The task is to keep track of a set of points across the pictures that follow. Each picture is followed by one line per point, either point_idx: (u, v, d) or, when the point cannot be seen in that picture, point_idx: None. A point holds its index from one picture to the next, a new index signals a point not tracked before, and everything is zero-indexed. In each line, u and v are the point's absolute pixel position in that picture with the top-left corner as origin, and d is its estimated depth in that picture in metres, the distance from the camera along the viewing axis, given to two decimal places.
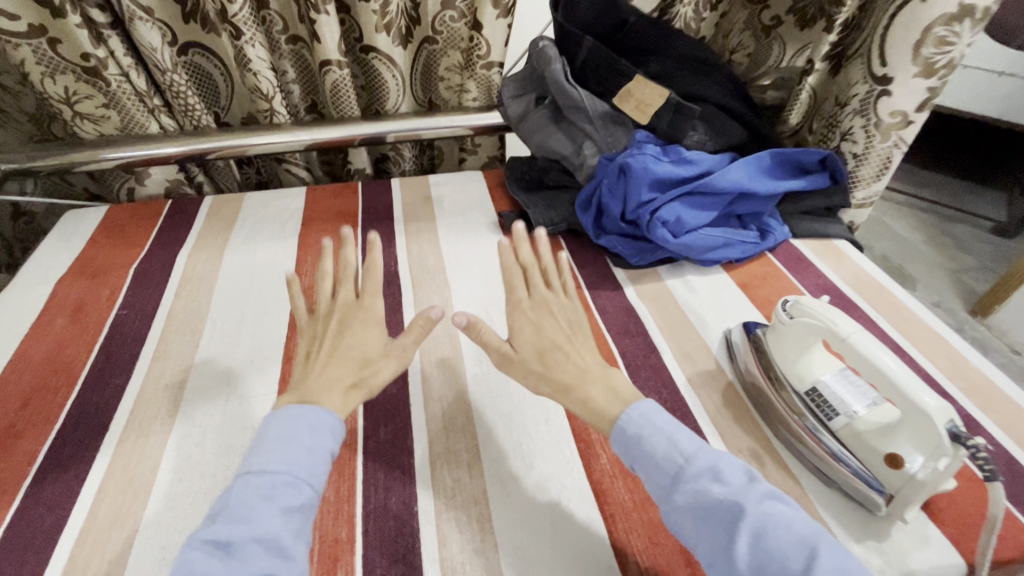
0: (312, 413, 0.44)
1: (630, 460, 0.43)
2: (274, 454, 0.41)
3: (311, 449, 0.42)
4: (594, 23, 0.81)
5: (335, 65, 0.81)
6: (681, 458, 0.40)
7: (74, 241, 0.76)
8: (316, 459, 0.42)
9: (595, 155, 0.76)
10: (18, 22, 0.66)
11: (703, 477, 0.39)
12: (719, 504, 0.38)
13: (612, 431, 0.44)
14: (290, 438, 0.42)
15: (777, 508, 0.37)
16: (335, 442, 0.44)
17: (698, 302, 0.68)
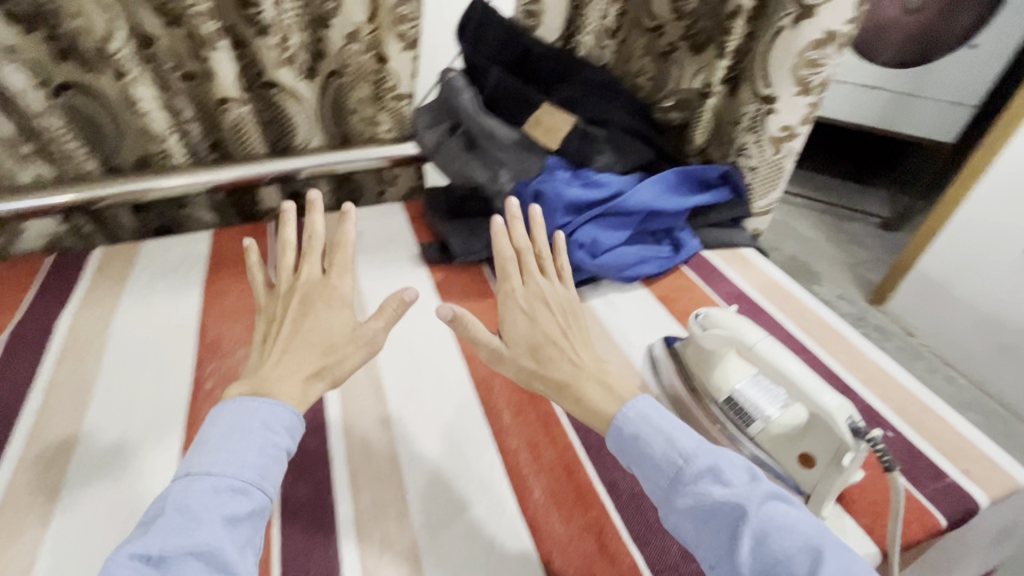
0: (262, 410, 0.45)
1: (628, 460, 0.46)
2: (226, 456, 0.41)
3: (261, 451, 0.43)
4: (499, 53, 0.83)
5: (236, 102, 0.78)
6: (681, 460, 0.43)
7: None
8: (260, 458, 0.42)
9: (510, 181, 0.76)
10: None
11: (705, 477, 0.42)
12: (721, 507, 0.40)
13: (610, 432, 0.47)
14: (240, 438, 0.43)
15: (780, 509, 0.40)
16: (286, 439, 0.45)
17: (620, 320, 0.69)
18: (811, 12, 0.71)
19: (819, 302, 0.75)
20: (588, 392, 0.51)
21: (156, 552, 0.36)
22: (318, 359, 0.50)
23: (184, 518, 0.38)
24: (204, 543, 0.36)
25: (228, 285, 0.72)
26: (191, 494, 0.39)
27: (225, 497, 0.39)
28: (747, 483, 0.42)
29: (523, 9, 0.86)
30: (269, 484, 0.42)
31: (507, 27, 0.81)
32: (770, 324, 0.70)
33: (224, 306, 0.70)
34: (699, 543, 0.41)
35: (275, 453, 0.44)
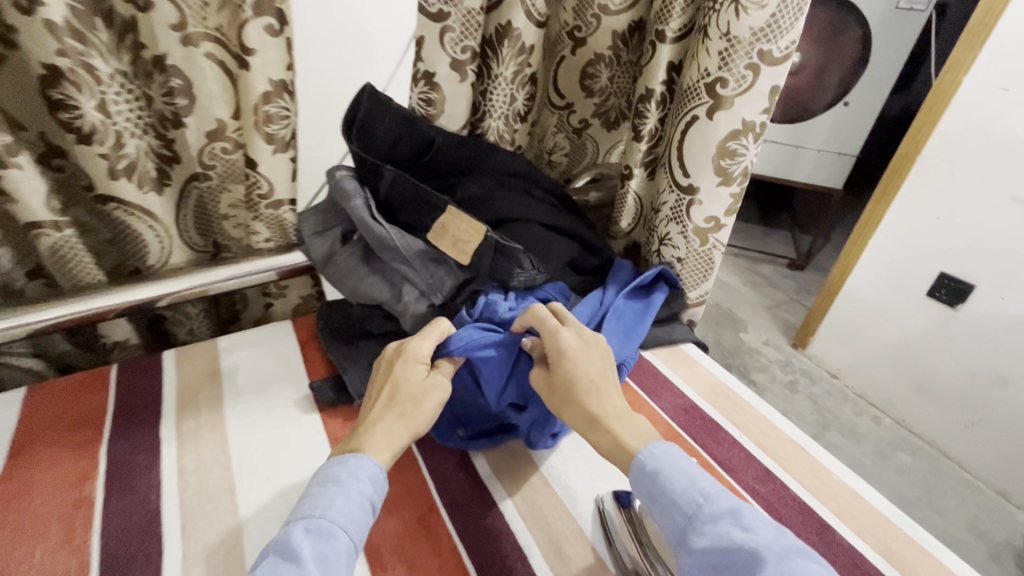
0: (362, 464, 0.45)
1: (650, 497, 0.44)
2: (326, 499, 0.42)
3: (351, 495, 0.42)
4: (394, 147, 0.72)
5: (50, 226, 0.61)
6: (701, 498, 0.41)
7: None
8: (358, 508, 0.42)
9: (416, 300, 0.64)
10: None
11: (723, 520, 0.40)
12: (739, 551, 0.37)
13: (634, 466, 0.46)
14: (335, 481, 0.43)
15: (808, 566, 0.36)
16: (376, 489, 0.44)
17: (562, 465, 0.58)
18: (726, 104, 0.67)
19: (769, 407, 0.69)
20: (623, 433, 0.49)
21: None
22: (413, 429, 0.49)
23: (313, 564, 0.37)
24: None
25: (36, 475, 0.53)
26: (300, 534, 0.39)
27: (338, 548, 0.39)
28: (767, 534, 0.38)
29: (420, 96, 0.76)
30: (358, 529, 0.41)
31: (404, 117, 0.71)
32: (729, 445, 0.62)
33: (23, 509, 0.50)
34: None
35: (363, 503, 0.43)
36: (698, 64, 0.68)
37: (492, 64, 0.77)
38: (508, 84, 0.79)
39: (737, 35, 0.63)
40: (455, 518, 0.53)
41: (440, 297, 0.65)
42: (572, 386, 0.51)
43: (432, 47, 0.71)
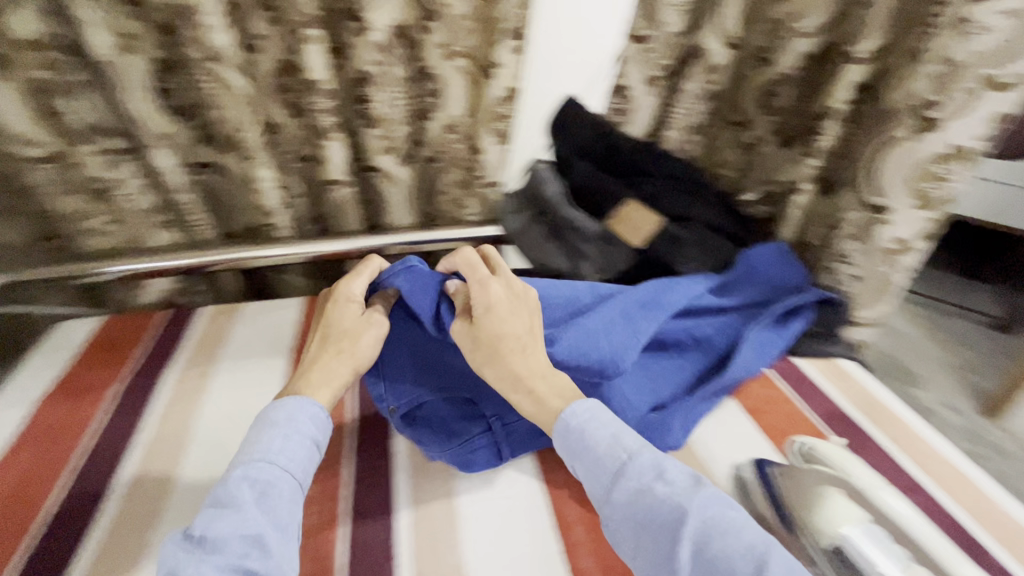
0: (300, 411, 0.55)
1: (574, 455, 0.51)
2: (267, 440, 0.52)
3: (288, 435, 0.52)
4: (589, 146, 0.85)
5: (339, 184, 0.85)
6: (622, 456, 0.49)
7: (66, 353, 0.75)
8: (297, 451, 0.52)
9: (593, 273, 0.77)
10: (37, 147, 0.70)
11: (648, 475, 0.47)
12: (664, 504, 0.45)
13: (558, 424, 0.53)
14: (273, 425, 0.53)
15: (729, 517, 0.44)
16: (317, 429, 0.55)
17: (703, 432, 0.65)
18: (935, 126, 0.68)
19: (934, 431, 0.67)
20: (544, 392, 0.56)
21: (194, 535, 0.44)
22: (352, 363, 0.60)
23: (236, 509, 0.45)
24: (255, 529, 0.45)
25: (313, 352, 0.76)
26: (236, 475, 0.48)
27: (277, 487, 0.49)
28: (680, 488, 0.46)
29: (614, 105, 0.90)
30: (296, 469, 0.51)
31: (595, 122, 0.84)
32: (880, 454, 0.63)
33: None
34: (635, 548, 0.45)
35: (305, 440, 0.53)
36: (906, 87, 0.69)
37: (681, 79, 0.87)
38: (691, 98, 0.88)
39: (955, 60, 0.64)
40: None
41: (609, 271, 0.77)
42: (495, 342, 0.56)
43: None
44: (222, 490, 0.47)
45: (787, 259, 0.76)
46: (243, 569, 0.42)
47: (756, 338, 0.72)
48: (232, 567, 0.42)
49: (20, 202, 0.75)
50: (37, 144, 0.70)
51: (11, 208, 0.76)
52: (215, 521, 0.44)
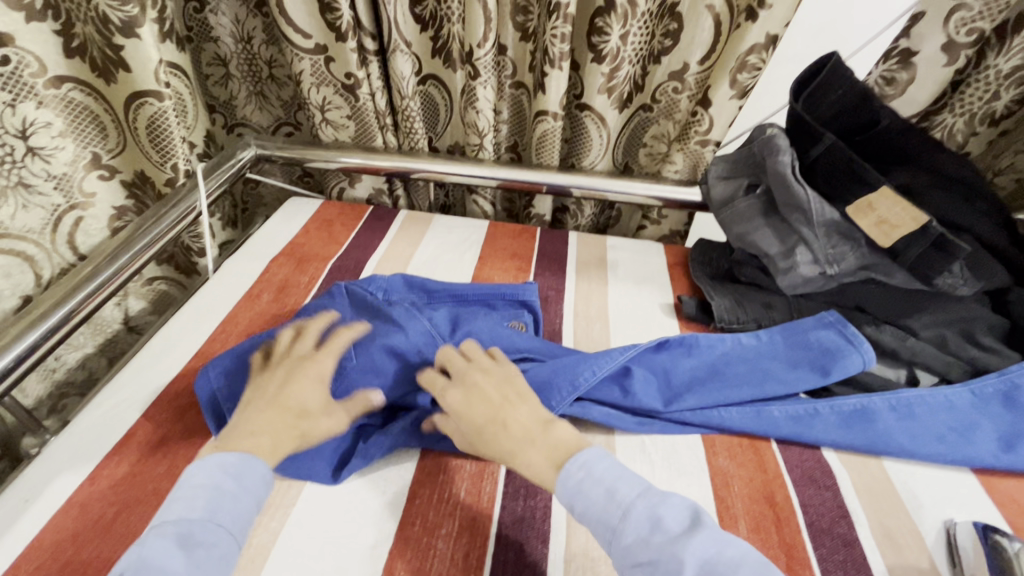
0: (235, 466, 0.43)
1: (578, 513, 0.42)
2: (189, 502, 0.40)
3: (234, 494, 0.42)
4: (834, 118, 0.73)
5: (550, 116, 0.81)
6: (622, 507, 0.41)
7: (293, 224, 0.86)
8: (242, 505, 0.42)
9: (808, 262, 0.67)
10: (309, 39, 0.76)
11: (648, 525, 0.39)
12: (662, 558, 0.37)
13: (556, 482, 0.44)
14: (205, 483, 0.42)
15: (715, 551, 0.37)
16: (263, 487, 0.44)
17: (909, 473, 0.56)
18: None
19: None
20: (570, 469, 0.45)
21: None
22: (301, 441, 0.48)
23: (166, 565, 0.36)
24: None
25: (494, 276, 0.78)
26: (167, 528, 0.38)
27: (212, 547, 0.38)
28: (678, 534, 0.38)
29: (883, 73, 0.74)
30: (233, 523, 0.41)
31: (860, 90, 0.70)
32: None
33: None
34: None
35: (249, 498, 0.43)
36: None
37: (989, 53, 0.70)
38: (998, 80, 0.71)
39: None
40: (791, 460, 0.57)
41: (835, 269, 0.66)
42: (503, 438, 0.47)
43: (930, 25, 0.68)
44: (145, 553, 0.36)
45: (853, 344, 0.61)
46: None
47: (905, 435, 0.57)
48: None
49: (264, 86, 0.95)
50: (309, 35, 0.76)
51: (255, 92, 0.95)
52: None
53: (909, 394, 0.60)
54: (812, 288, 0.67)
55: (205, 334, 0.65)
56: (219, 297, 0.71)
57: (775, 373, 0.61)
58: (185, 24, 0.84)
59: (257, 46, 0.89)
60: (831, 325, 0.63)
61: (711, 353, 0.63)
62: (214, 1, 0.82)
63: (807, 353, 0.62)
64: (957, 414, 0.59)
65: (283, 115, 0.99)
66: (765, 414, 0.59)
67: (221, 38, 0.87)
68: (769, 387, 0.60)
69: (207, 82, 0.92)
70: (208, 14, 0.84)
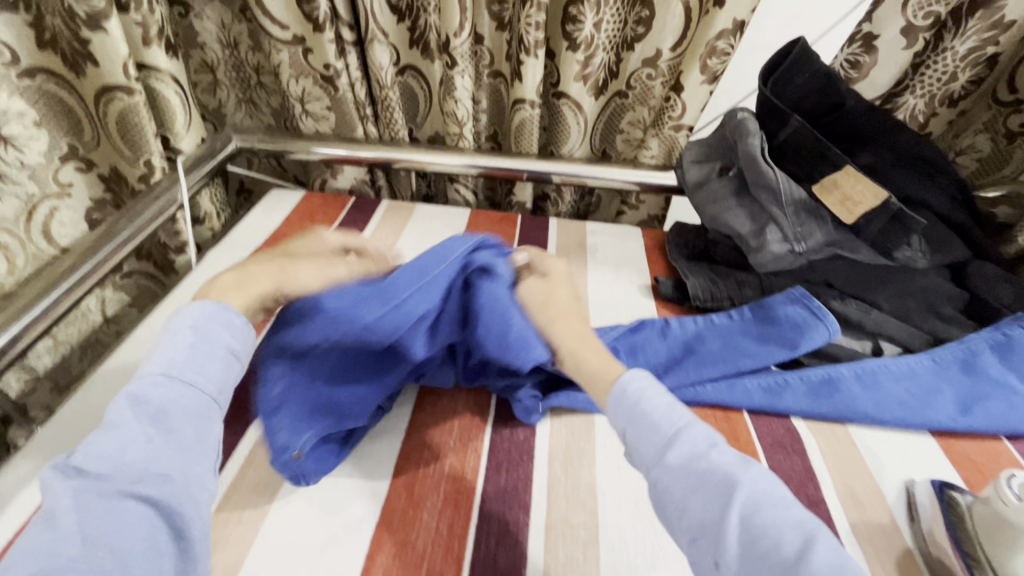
0: (219, 329, 0.46)
1: (627, 422, 0.45)
2: (158, 356, 0.43)
3: (195, 347, 0.43)
4: (802, 102, 0.75)
5: (528, 104, 0.82)
6: (679, 423, 0.44)
7: (275, 216, 0.86)
8: (205, 360, 0.43)
9: (778, 241, 0.69)
10: (286, 31, 0.77)
11: (700, 444, 0.42)
12: (714, 474, 0.40)
13: (613, 391, 0.47)
14: (171, 339, 0.43)
15: (768, 484, 0.40)
16: (231, 336, 0.46)
17: (873, 439, 0.59)
18: None
19: None
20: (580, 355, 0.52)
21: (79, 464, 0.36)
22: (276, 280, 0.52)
23: (121, 421, 0.38)
24: (149, 460, 0.37)
25: None
26: (137, 386, 0.40)
27: (179, 416, 0.40)
28: (730, 460, 0.41)
29: (847, 57, 0.76)
30: (207, 387, 0.43)
31: (825, 72, 0.72)
32: None
33: None
34: (683, 510, 0.40)
35: (219, 353, 0.45)
36: None
37: (946, 36, 0.73)
38: (955, 61, 0.74)
39: None
40: (762, 429, 0.60)
41: (803, 246, 0.68)
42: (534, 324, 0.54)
43: (890, 10, 0.70)
44: (111, 412, 0.39)
45: (818, 316, 0.63)
46: (140, 495, 0.35)
47: (869, 401, 0.60)
48: (127, 494, 0.35)
49: (254, 94, 0.95)
50: (286, 27, 0.76)
51: (244, 100, 0.95)
52: (116, 446, 0.37)
53: (875, 362, 0.63)
54: (782, 265, 0.70)
55: None
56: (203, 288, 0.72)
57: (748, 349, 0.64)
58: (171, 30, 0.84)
59: (244, 52, 0.87)
60: (798, 299, 0.66)
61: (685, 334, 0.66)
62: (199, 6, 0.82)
63: (777, 329, 0.64)
64: (917, 379, 0.62)
65: (273, 122, 0.98)
66: (738, 386, 0.62)
67: (207, 44, 0.87)
68: (741, 362, 0.63)
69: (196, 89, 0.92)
70: (193, 19, 0.83)
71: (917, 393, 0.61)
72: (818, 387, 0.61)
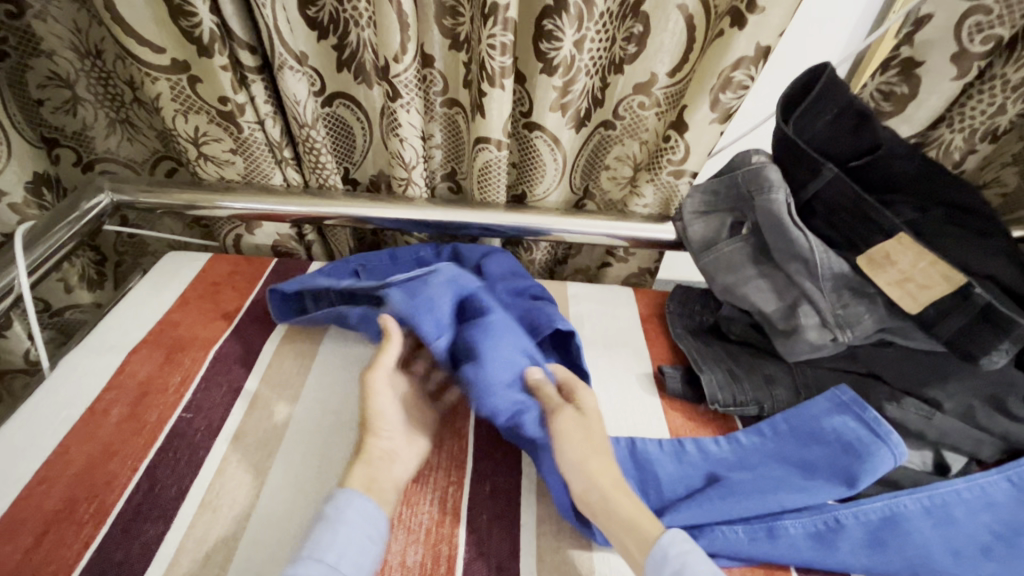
0: (365, 510, 0.41)
1: None
2: (325, 537, 0.40)
3: (350, 535, 0.40)
4: (825, 143, 0.62)
5: (494, 144, 0.65)
6: None
7: (166, 293, 0.66)
8: (352, 544, 0.40)
9: (816, 326, 0.55)
10: (162, 55, 0.57)
11: None
12: None
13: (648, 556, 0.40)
14: (335, 524, 0.40)
15: None
16: (375, 523, 0.41)
17: None
18: None
19: None
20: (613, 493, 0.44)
21: None
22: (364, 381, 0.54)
23: None
24: None
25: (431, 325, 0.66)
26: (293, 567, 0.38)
27: None
28: None
29: (880, 85, 0.64)
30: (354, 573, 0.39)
31: (857, 107, 0.58)
32: None
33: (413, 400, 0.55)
34: None
35: (369, 538, 0.41)
36: None
37: (997, 63, 0.61)
38: (1004, 92, 0.61)
39: None
40: None
41: (848, 334, 0.54)
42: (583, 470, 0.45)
43: (939, 28, 0.57)
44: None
45: (879, 435, 0.49)
46: None
47: (946, 551, 0.46)
48: None
49: (131, 113, 0.74)
50: (160, 49, 0.56)
51: (119, 120, 0.75)
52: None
53: (949, 492, 0.49)
54: (820, 354, 0.56)
55: (12, 491, 0.45)
56: (45, 419, 0.51)
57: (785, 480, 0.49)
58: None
59: (110, 62, 0.68)
60: (849, 407, 0.52)
61: (702, 463, 0.51)
62: (40, 5, 0.61)
63: (825, 452, 0.50)
64: (999, 512, 0.48)
65: (160, 147, 0.78)
66: (780, 532, 0.47)
67: (56, 52, 0.66)
68: (792, 500, 0.47)
69: (41, 109, 0.70)
70: (32, 21, 0.63)
71: (1009, 539, 0.47)
72: (879, 530, 0.47)
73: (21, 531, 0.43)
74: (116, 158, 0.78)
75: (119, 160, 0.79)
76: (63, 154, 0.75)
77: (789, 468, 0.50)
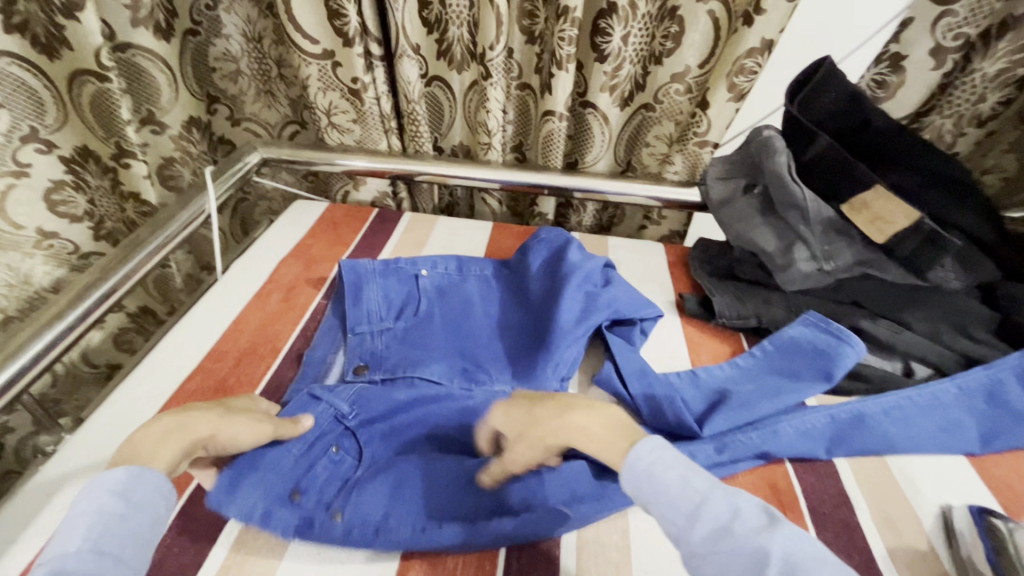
0: (138, 480, 0.40)
1: (642, 500, 0.40)
2: (79, 523, 0.36)
3: (118, 512, 0.37)
4: (828, 120, 0.74)
5: (557, 117, 0.82)
6: (697, 496, 0.38)
7: (300, 225, 0.87)
8: (118, 525, 0.37)
9: (806, 260, 0.69)
10: (317, 45, 0.78)
11: (725, 510, 0.37)
12: (743, 552, 0.34)
13: (623, 470, 0.42)
14: (98, 507, 0.37)
15: (802, 545, 0.34)
16: (160, 497, 0.40)
17: (906, 461, 0.58)
18: None
19: None
20: (594, 425, 0.46)
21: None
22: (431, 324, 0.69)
23: None
24: None
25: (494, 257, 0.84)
26: (55, 558, 0.34)
27: (98, 572, 0.34)
28: (758, 527, 0.36)
29: (874, 76, 0.79)
30: (129, 547, 0.36)
31: (852, 93, 0.72)
32: None
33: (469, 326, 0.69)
34: None
35: (134, 522, 0.38)
36: None
37: (975, 57, 0.72)
38: (984, 83, 0.73)
39: None
40: None
41: (832, 264, 0.69)
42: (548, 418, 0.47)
43: (918, 31, 0.73)
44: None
45: (840, 338, 0.63)
46: None
47: (900, 428, 0.59)
48: None
49: (272, 85, 0.96)
50: (316, 40, 0.77)
51: (263, 91, 0.96)
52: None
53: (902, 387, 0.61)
54: (811, 284, 0.70)
55: (217, 333, 0.66)
56: (230, 295, 0.72)
57: (782, 395, 0.60)
58: (193, 18, 0.86)
59: (266, 46, 0.90)
60: (816, 323, 0.65)
61: (708, 380, 0.63)
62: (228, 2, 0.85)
63: (805, 360, 0.63)
64: (945, 413, 0.60)
65: (290, 114, 0.99)
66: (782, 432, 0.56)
67: (229, 35, 0.89)
68: (784, 399, 0.59)
69: (212, 74, 0.93)
70: (221, 14, 0.87)
71: (950, 417, 0.60)
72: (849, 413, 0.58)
73: (225, 356, 0.63)
74: (258, 119, 1.01)
75: (260, 121, 1.01)
76: (220, 109, 0.99)
77: (777, 375, 0.63)
